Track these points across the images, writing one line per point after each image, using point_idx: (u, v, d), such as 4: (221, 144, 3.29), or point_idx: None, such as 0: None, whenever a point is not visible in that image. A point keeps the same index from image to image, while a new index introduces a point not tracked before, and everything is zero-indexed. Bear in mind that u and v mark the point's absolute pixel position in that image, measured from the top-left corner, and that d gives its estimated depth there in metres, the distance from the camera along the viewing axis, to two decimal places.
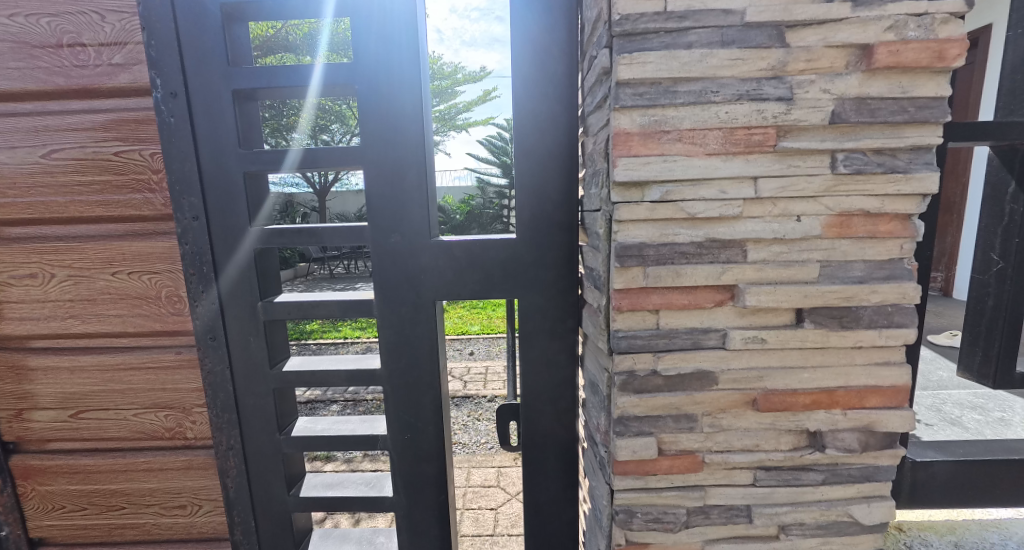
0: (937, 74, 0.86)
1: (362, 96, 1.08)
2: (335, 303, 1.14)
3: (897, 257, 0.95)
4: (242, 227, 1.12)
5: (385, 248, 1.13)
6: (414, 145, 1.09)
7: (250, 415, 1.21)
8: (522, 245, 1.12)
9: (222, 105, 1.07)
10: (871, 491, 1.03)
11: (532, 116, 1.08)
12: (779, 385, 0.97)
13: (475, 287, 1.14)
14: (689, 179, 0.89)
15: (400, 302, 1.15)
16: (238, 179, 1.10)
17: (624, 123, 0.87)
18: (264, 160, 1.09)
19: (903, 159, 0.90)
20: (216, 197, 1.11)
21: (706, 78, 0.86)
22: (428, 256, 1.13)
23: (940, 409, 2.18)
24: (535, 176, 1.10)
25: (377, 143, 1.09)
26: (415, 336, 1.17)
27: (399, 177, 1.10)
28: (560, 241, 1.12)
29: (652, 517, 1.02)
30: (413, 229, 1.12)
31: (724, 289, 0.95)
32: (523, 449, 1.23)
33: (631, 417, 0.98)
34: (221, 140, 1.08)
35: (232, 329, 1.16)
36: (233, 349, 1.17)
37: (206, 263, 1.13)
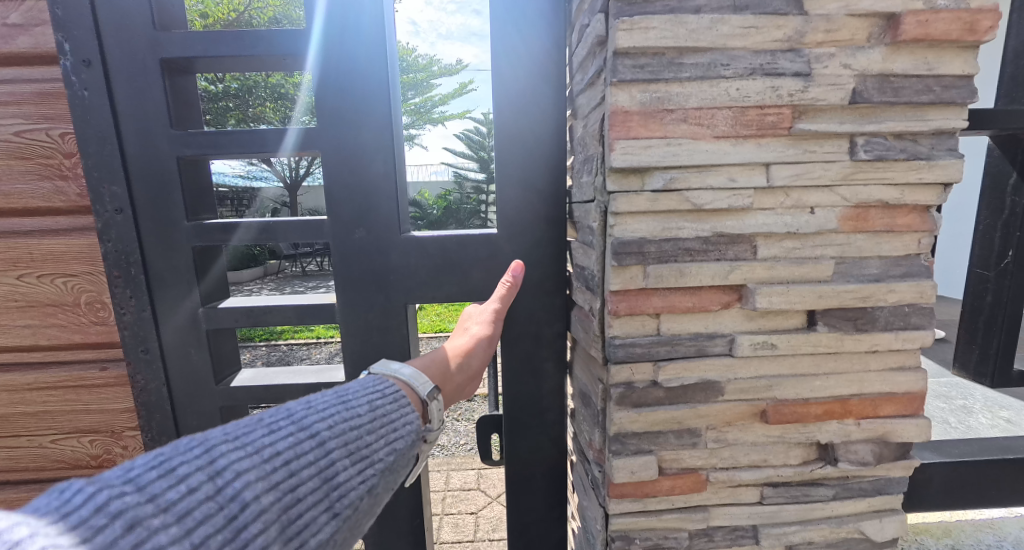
0: (965, 50, 0.77)
1: (317, 66, 0.92)
2: (292, 308, 0.99)
3: (914, 253, 0.87)
4: (176, 221, 0.95)
5: (348, 245, 0.99)
6: (381, 125, 0.94)
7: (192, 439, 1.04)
8: (504, 240, 1.00)
9: (149, 74, 0.90)
10: (882, 505, 0.95)
11: (517, 95, 0.95)
12: (790, 395, 0.88)
13: (454, 288, 1.01)
14: (695, 165, 0.78)
15: (366, 307, 1.01)
16: (170, 164, 0.93)
17: (622, 100, 0.76)
18: (201, 140, 0.92)
19: (925, 144, 0.82)
20: (143, 186, 0.94)
21: (716, 48, 0.75)
22: (399, 254, 0.99)
23: None
24: (520, 161, 0.97)
25: (336, 123, 0.94)
26: (385, 345, 1.03)
27: (365, 164, 0.95)
28: (549, 236, 1.00)
29: (652, 543, 0.92)
30: (382, 223, 0.98)
31: (731, 289, 0.85)
32: (506, 467, 1.10)
33: (629, 434, 0.88)
34: (148, 118, 0.91)
35: (168, 339, 1.00)
36: (169, 363, 1.01)
37: (133, 264, 0.96)
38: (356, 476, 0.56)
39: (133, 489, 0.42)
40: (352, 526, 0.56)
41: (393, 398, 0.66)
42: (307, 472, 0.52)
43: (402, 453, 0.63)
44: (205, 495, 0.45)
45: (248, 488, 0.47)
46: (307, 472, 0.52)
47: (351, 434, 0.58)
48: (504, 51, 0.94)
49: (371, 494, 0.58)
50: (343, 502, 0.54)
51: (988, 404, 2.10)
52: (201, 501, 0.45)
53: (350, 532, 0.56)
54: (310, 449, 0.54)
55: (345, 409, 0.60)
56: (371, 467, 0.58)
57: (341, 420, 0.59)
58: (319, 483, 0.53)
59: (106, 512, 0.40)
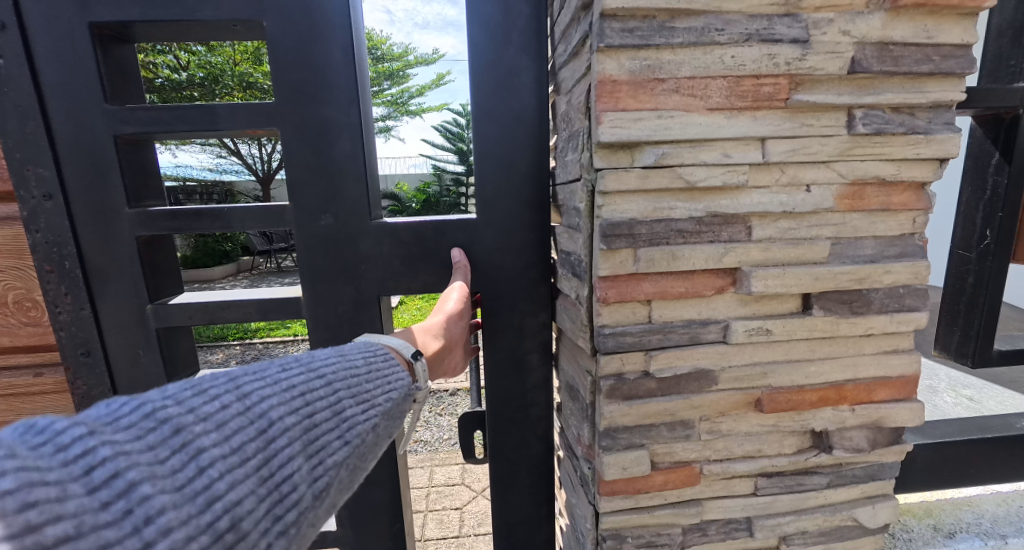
0: (964, 18, 0.74)
1: (271, 32, 0.82)
2: (254, 303, 0.90)
3: (909, 232, 0.84)
4: (117, 207, 0.85)
5: (313, 232, 0.90)
6: (346, 98, 0.85)
7: None
8: (485, 225, 0.93)
9: (76, 39, 0.79)
10: (874, 491, 0.94)
11: (495, 65, 0.88)
12: (786, 382, 0.85)
13: (431, 278, 0.94)
14: (688, 139, 0.73)
15: (336, 300, 0.93)
16: (106, 143, 0.83)
17: (610, 68, 0.70)
18: (142, 115, 0.82)
19: (923, 118, 0.78)
20: (76, 168, 0.83)
21: (709, 12, 0.69)
22: (371, 242, 0.91)
23: None
24: (500, 139, 0.90)
25: (297, 96, 0.85)
26: None
27: (331, 141, 0.87)
28: (533, 221, 0.94)
29: (644, 540, 0.87)
30: (351, 208, 0.90)
31: (725, 273, 0.80)
32: (491, 465, 1.04)
33: (620, 429, 0.83)
34: (77, 90, 0.81)
35: (112, 340, 0.90)
36: (115, 366, 0.91)
37: (68, 256, 0.85)
38: (366, 413, 0.58)
39: (176, 401, 0.45)
40: (366, 456, 0.58)
41: (388, 354, 0.67)
42: (322, 403, 0.54)
43: (405, 398, 0.65)
44: (237, 409, 0.48)
45: (272, 409, 0.50)
46: (322, 403, 0.54)
47: (357, 377, 0.60)
48: (481, 17, 0.86)
49: (378, 430, 0.59)
50: (356, 433, 0.56)
51: (952, 383, 2.16)
52: (232, 415, 0.47)
53: (362, 464, 0.57)
54: (323, 384, 0.55)
55: (350, 357, 0.62)
56: (378, 407, 0.60)
57: (347, 365, 0.60)
58: (333, 414, 0.54)
59: (154, 418, 0.43)
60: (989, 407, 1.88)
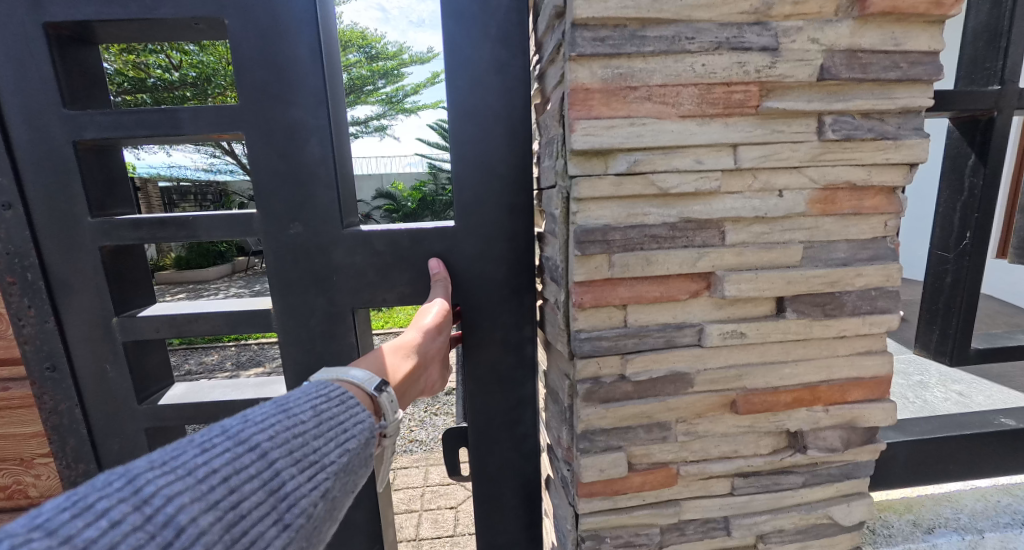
0: (931, 25, 0.75)
1: (237, 38, 0.82)
2: (221, 315, 0.91)
3: (881, 235, 0.86)
4: (78, 217, 0.85)
5: (284, 241, 0.90)
6: (314, 105, 0.86)
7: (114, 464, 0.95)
8: (460, 233, 0.94)
9: (35, 47, 0.79)
10: (849, 490, 0.95)
11: (470, 70, 0.88)
12: (760, 383, 0.86)
13: (406, 288, 0.94)
14: (660, 146, 0.73)
15: (309, 312, 0.93)
16: (69, 154, 0.83)
17: (582, 76, 0.70)
18: (109, 124, 0.82)
19: (892, 123, 0.79)
20: (38, 177, 0.83)
21: (680, 20, 0.70)
22: (342, 252, 0.92)
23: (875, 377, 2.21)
24: (476, 144, 0.90)
25: (266, 102, 0.85)
26: (330, 352, 0.95)
27: (302, 149, 0.87)
28: (510, 227, 0.94)
29: (623, 541, 0.89)
30: (321, 218, 0.90)
31: (700, 277, 0.81)
32: (474, 482, 1.06)
33: (597, 431, 0.84)
34: (36, 98, 0.80)
35: (79, 352, 0.90)
36: (82, 379, 0.91)
37: (30, 268, 0.85)
38: (307, 485, 0.50)
39: (39, 534, 0.35)
40: (311, 532, 0.50)
41: (339, 401, 0.59)
42: (249, 489, 0.45)
43: (357, 453, 0.57)
44: (133, 523, 0.38)
45: (182, 510, 0.41)
46: (248, 487, 0.45)
47: (296, 441, 0.51)
48: (453, 22, 0.87)
49: (328, 498, 0.52)
50: (295, 513, 0.48)
51: (943, 378, 2.18)
52: (124, 532, 0.38)
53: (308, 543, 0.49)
54: (248, 463, 0.46)
55: (287, 417, 0.52)
56: (324, 472, 0.52)
57: (283, 428, 0.51)
58: (266, 496, 0.46)
59: None
60: (978, 402, 1.90)
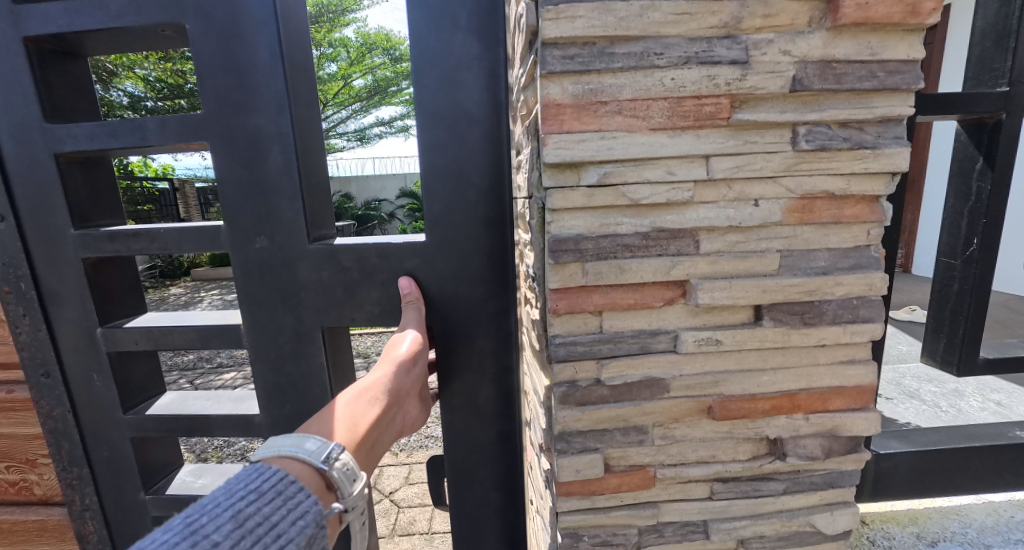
0: (909, 34, 0.75)
1: (200, 44, 0.88)
2: (194, 330, 1.00)
3: (864, 244, 0.85)
4: (63, 231, 0.98)
5: (247, 250, 0.97)
6: (270, 110, 0.91)
7: (102, 470, 1.10)
8: (432, 250, 0.98)
9: (19, 66, 0.91)
10: (834, 498, 0.95)
11: (445, 72, 0.92)
12: (737, 390, 0.87)
13: (375, 308, 0.99)
14: (631, 158, 0.76)
15: (276, 331, 1.01)
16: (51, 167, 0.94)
17: (553, 92, 0.73)
18: (91, 136, 0.93)
19: (871, 132, 0.79)
20: (27, 197, 0.96)
21: (648, 36, 0.72)
22: (308, 267, 0.98)
23: (900, 384, 2.13)
24: (451, 151, 0.95)
25: (232, 111, 0.91)
26: (297, 363, 1.02)
27: (263, 159, 0.93)
28: (482, 234, 0.98)
29: (601, 540, 0.91)
30: (287, 234, 0.96)
31: (674, 285, 0.83)
32: (454, 516, 1.13)
33: (574, 433, 0.86)
34: (19, 124, 0.93)
35: (67, 357, 1.04)
36: (70, 384, 1.05)
37: (27, 278, 1.00)
38: None
39: None
40: None
41: (269, 500, 0.63)
42: None
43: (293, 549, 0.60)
44: None
45: None
46: None
47: None
48: (419, 25, 0.90)
49: None
50: None
51: (980, 386, 2.07)
52: None
53: None
54: None
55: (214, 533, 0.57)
56: None
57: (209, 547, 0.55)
58: None
59: None
60: (1018, 413, 1.80)
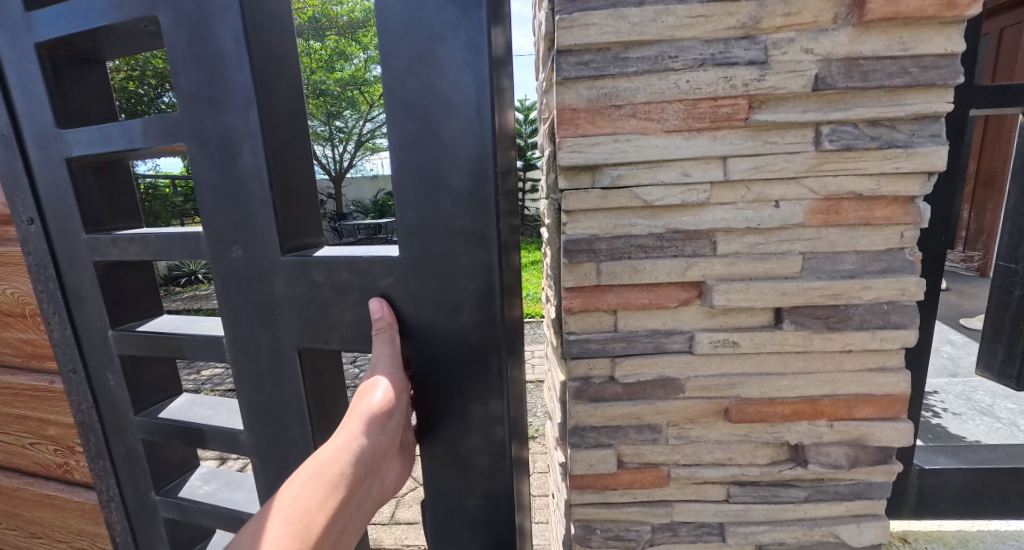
0: (945, 27, 0.72)
1: (168, 33, 0.59)
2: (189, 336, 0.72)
3: (897, 247, 0.81)
4: None
5: (226, 269, 0.67)
6: (240, 99, 0.58)
7: (123, 464, 0.83)
8: (423, 264, 0.61)
9: (29, 68, 0.66)
10: (861, 510, 0.91)
11: (409, 38, 0.54)
12: (755, 393, 0.86)
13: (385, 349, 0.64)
14: (645, 161, 0.78)
15: (255, 352, 0.69)
16: (64, 180, 0.70)
17: (569, 97, 0.76)
18: (90, 142, 0.66)
19: (904, 131, 0.76)
20: (45, 185, 0.71)
21: (662, 40, 0.73)
22: (285, 282, 0.65)
23: (969, 398, 1.96)
24: (423, 140, 0.57)
25: (188, 103, 0.61)
26: (287, 411, 0.70)
27: (235, 163, 0.61)
28: (465, 261, 0.60)
29: (613, 534, 0.93)
30: (261, 239, 0.64)
31: (690, 286, 0.84)
32: None
33: (587, 428, 0.89)
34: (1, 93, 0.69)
35: (92, 352, 0.79)
36: (97, 386, 0.81)
37: (44, 254, 0.75)
38: None
39: None
40: None
41: None
42: None
43: None
44: None
45: None
46: None
47: None
48: None
49: None
50: None
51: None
52: None
53: None
54: None
55: None
56: None
57: None
58: None
59: None
60: None
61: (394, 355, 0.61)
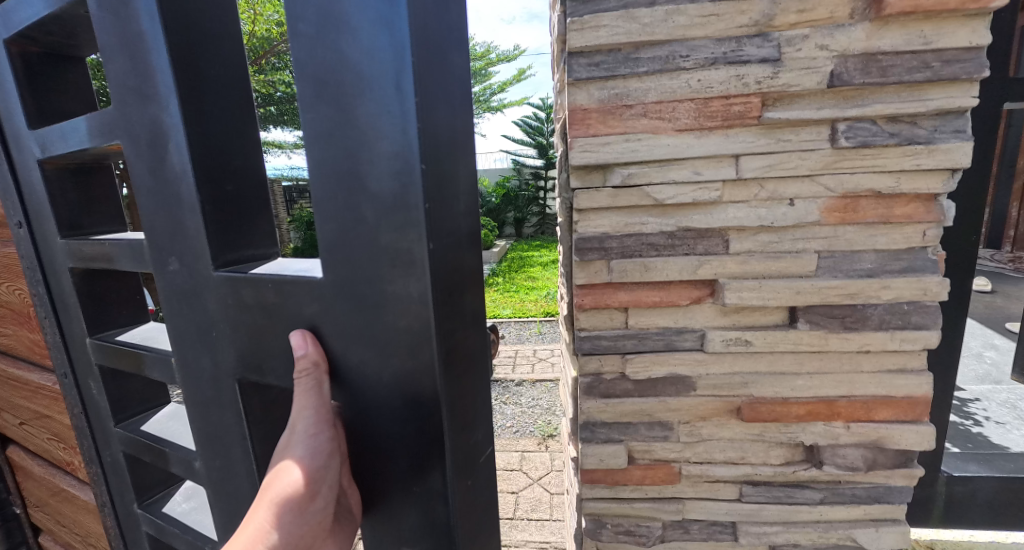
0: (971, 19, 0.69)
1: (91, 14, 0.30)
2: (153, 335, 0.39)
3: (919, 246, 0.78)
4: None
5: (180, 330, 0.35)
6: (154, 124, 0.29)
7: (116, 485, 0.52)
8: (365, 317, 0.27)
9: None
10: (880, 515, 0.89)
11: None
12: (768, 393, 0.85)
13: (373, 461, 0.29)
14: (655, 160, 0.79)
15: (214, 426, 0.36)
16: (31, 168, 0.42)
17: (580, 98, 0.78)
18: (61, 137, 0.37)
19: (926, 126, 0.74)
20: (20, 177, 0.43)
21: (673, 40, 0.74)
22: (219, 310, 0.32)
23: (1015, 406, 1.85)
24: (338, 130, 0.24)
25: (116, 94, 0.30)
26: None
27: (164, 170, 0.30)
28: (402, 291, 0.25)
29: (624, 528, 0.95)
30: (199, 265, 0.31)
31: (702, 284, 0.84)
32: None
33: (598, 423, 0.91)
34: None
35: (74, 342, 0.49)
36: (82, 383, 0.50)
37: (25, 250, 0.48)
38: None
39: None
40: None
41: None
42: None
43: None
44: None
45: None
46: None
47: None
48: None
49: None
50: None
51: None
52: None
53: None
54: None
55: None
56: None
57: None
58: None
59: None
60: None
61: (324, 409, 0.29)
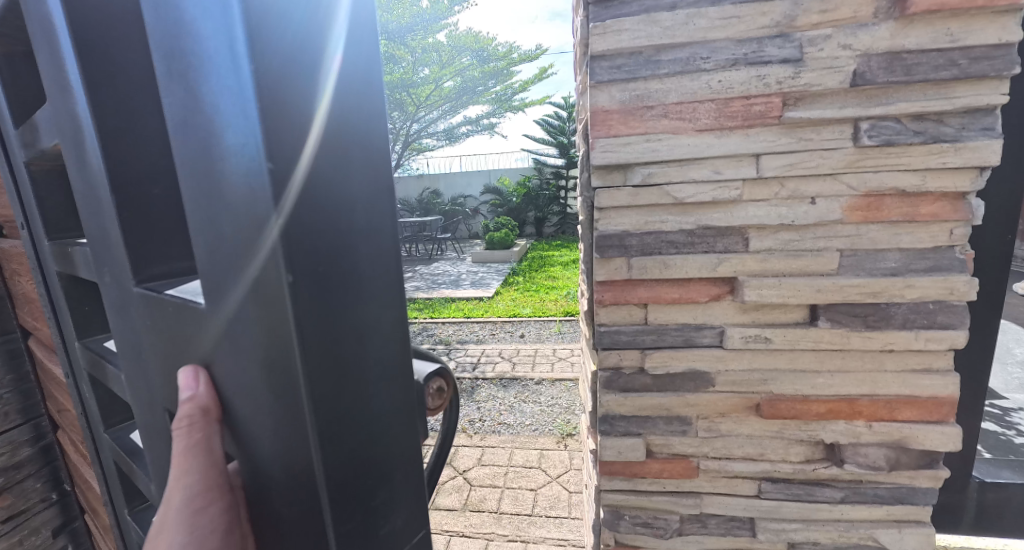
0: (1001, 15, 0.68)
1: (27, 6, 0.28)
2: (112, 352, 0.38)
3: (946, 245, 0.78)
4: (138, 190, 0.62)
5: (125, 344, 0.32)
6: (70, 119, 0.26)
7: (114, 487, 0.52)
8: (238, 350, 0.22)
9: None
10: (904, 516, 0.88)
11: None
12: (788, 390, 0.86)
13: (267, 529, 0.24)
14: (676, 159, 0.81)
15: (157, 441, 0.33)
16: (19, 174, 0.43)
17: (602, 100, 0.81)
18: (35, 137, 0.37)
19: (953, 124, 0.73)
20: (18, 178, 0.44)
21: (694, 42, 0.76)
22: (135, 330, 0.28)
23: None
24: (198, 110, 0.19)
25: (50, 90, 0.28)
26: None
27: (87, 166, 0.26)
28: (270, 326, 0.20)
29: (641, 520, 0.97)
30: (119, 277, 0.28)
31: (722, 282, 0.85)
32: None
33: (617, 416, 0.94)
34: None
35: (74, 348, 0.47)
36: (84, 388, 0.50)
37: (30, 254, 0.50)
38: None
39: None
40: None
41: None
42: None
43: None
44: None
45: None
46: None
47: None
48: None
49: None
50: None
51: None
52: None
53: None
54: None
55: None
56: None
57: None
58: None
59: None
60: None
61: (215, 470, 0.23)
